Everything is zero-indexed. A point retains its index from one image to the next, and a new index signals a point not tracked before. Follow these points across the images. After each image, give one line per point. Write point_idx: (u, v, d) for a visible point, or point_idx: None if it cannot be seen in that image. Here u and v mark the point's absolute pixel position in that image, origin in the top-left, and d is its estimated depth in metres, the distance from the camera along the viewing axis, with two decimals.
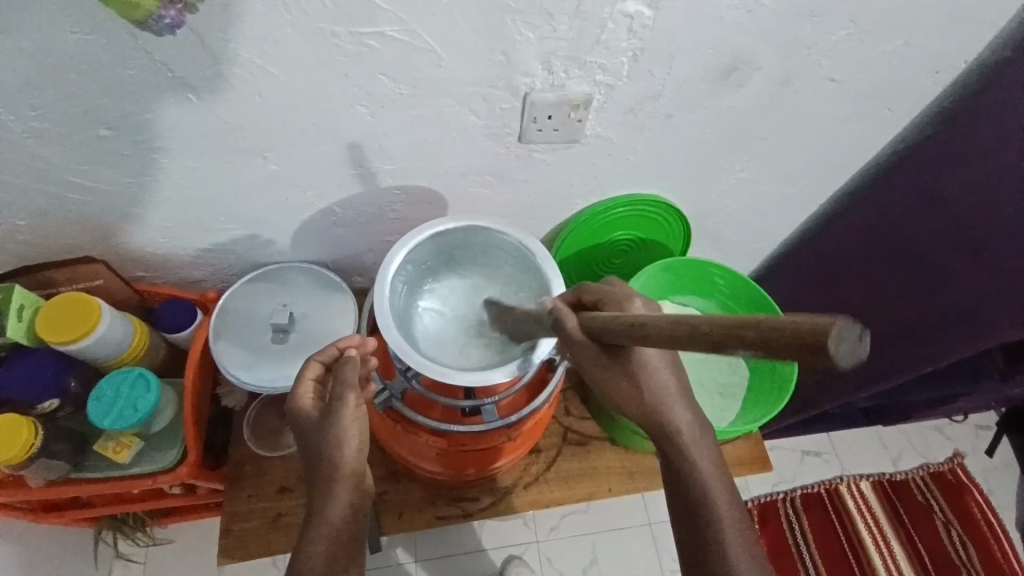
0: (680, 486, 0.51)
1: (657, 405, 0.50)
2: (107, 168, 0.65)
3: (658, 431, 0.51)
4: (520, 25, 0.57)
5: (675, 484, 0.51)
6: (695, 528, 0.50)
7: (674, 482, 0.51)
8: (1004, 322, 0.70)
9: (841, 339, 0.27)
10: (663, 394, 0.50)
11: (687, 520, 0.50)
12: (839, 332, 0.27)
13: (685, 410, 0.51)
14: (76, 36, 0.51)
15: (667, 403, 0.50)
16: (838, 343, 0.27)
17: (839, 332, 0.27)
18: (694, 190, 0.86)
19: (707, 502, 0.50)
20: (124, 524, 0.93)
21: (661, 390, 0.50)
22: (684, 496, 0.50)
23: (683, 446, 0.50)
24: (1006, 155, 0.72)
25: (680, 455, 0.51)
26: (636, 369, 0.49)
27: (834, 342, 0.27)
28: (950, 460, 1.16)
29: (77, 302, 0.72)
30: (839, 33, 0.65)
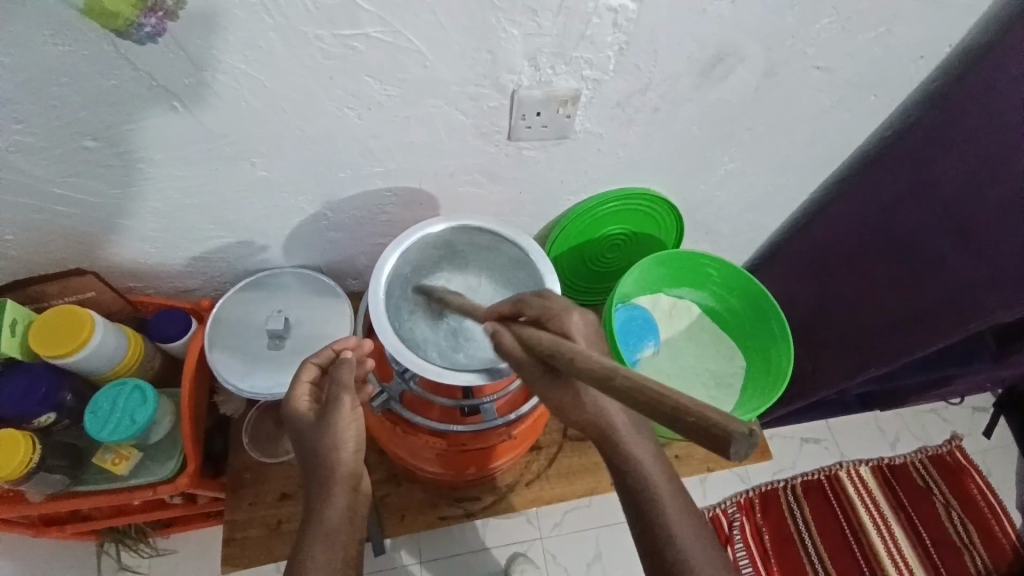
0: (630, 488, 0.51)
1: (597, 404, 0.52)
2: (94, 179, 0.64)
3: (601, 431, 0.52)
4: (504, 23, 0.57)
5: (623, 487, 0.52)
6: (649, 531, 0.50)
7: (621, 482, 0.52)
8: (994, 303, 0.70)
9: (736, 447, 0.29)
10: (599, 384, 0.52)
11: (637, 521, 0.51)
12: (737, 445, 0.29)
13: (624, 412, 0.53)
14: (59, 48, 0.50)
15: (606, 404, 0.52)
16: (735, 444, 0.29)
17: (739, 436, 0.29)
18: (684, 183, 0.87)
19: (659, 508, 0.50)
20: (126, 535, 0.92)
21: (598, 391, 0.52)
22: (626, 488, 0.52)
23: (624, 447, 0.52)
24: (990, 140, 0.71)
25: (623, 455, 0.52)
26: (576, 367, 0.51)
27: (733, 452, 0.29)
28: (948, 443, 1.16)
29: (70, 316, 0.72)
30: (823, 21, 0.65)
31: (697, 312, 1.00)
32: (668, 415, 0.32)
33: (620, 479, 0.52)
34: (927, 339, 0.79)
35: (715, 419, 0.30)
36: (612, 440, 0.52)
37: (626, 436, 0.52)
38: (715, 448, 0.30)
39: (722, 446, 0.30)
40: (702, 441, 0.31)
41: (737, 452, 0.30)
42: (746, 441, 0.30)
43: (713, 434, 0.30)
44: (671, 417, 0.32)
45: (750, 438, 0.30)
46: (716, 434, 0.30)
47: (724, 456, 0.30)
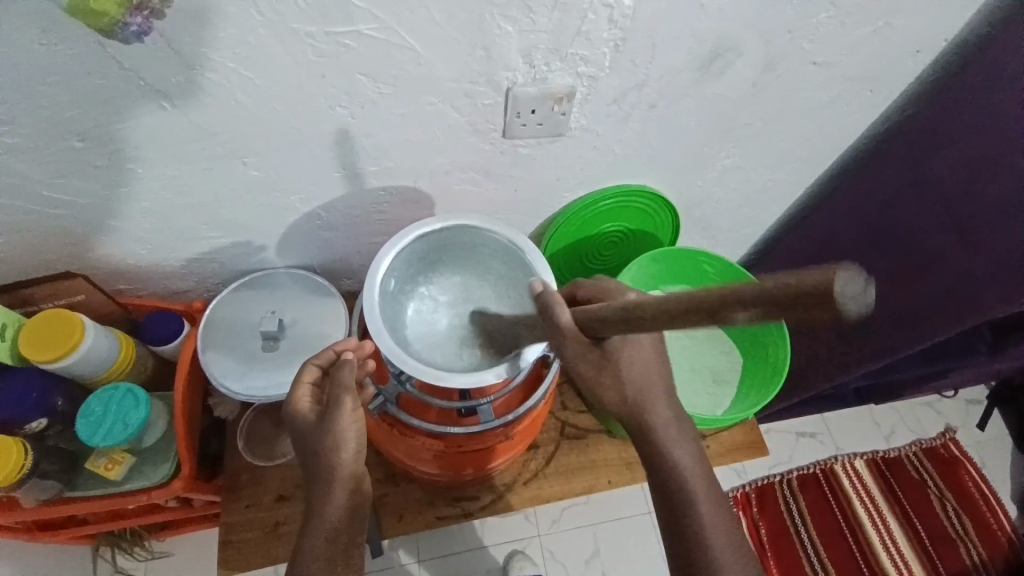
0: (666, 484, 0.56)
1: (640, 402, 0.55)
2: (82, 181, 0.63)
3: (639, 429, 0.56)
4: (499, 19, 0.56)
5: (657, 482, 0.57)
6: (680, 522, 0.55)
7: (657, 477, 0.57)
8: (995, 299, 0.70)
9: (846, 285, 0.29)
10: (642, 381, 0.55)
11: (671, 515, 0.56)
12: (844, 283, 0.30)
13: (665, 409, 0.57)
14: (45, 47, 0.49)
15: (649, 401, 0.56)
16: (845, 287, 0.29)
17: (846, 280, 0.30)
18: (681, 179, 0.86)
19: (691, 499, 0.56)
20: (121, 539, 0.91)
21: (640, 387, 0.55)
22: (662, 484, 0.57)
23: (660, 443, 0.56)
24: (992, 136, 0.71)
25: (660, 453, 0.56)
26: (627, 366, 0.54)
27: (842, 290, 0.29)
28: (942, 435, 1.17)
29: (60, 319, 0.71)
30: (820, 16, 0.64)
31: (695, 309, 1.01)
32: (773, 302, 0.32)
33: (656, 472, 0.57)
34: (930, 333, 0.79)
35: (815, 276, 0.30)
36: (648, 436, 0.56)
37: (663, 433, 0.56)
38: (825, 297, 0.30)
39: (828, 292, 0.29)
40: (808, 311, 0.31)
41: (848, 300, 0.29)
42: (853, 290, 0.30)
43: (822, 287, 0.30)
44: (768, 299, 0.32)
45: (859, 282, 0.30)
46: (819, 288, 0.30)
47: (838, 309, 0.30)
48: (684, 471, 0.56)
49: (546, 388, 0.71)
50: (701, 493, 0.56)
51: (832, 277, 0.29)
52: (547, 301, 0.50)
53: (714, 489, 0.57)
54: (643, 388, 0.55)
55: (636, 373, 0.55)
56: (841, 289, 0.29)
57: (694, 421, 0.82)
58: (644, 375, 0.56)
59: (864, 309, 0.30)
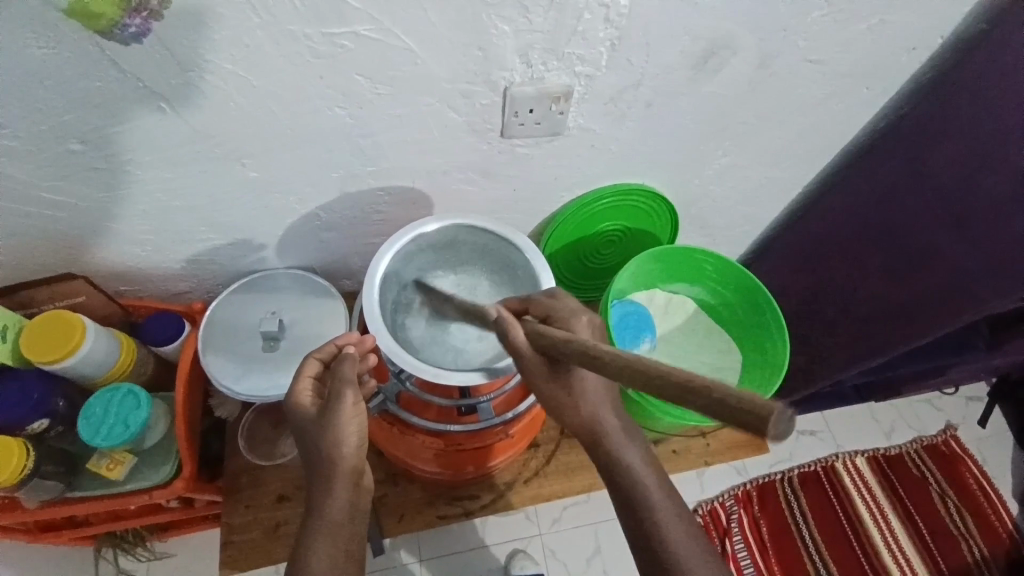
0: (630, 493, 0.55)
1: (594, 417, 0.56)
2: (81, 183, 0.63)
3: (595, 439, 0.56)
4: (495, 19, 0.56)
5: (616, 491, 0.56)
6: (642, 528, 0.55)
7: (616, 488, 0.56)
8: (986, 290, 0.71)
9: (779, 422, 0.29)
10: (593, 395, 0.55)
11: (634, 524, 0.55)
12: (778, 418, 0.29)
13: (616, 419, 0.57)
14: (43, 51, 0.49)
15: (599, 411, 0.56)
16: (777, 426, 0.29)
17: (778, 416, 0.29)
18: (679, 177, 0.86)
19: (650, 505, 0.55)
20: (123, 539, 0.91)
21: (593, 401, 0.55)
22: (623, 494, 0.56)
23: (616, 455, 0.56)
24: (987, 127, 0.71)
25: (618, 466, 0.56)
26: (579, 383, 0.54)
27: (773, 428, 0.29)
28: (943, 432, 1.17)
29: (60, 321, 0.71)
30: (815, 13, 0.64)
31: (691, 307, 1.01)
32: (715, 406, 0.31)
33: (617, 486, 0.56)
34: (924, 330, 0.80)
35: (753, 402, 0.29)
36: (605, 447, 0.56)
37: (616, 443, 0.56)
38: (755, 428, 0.29)
39: (761, 427, 0.29)
40: (739, 430, 0.30)
41: (777, 434, 0.29)
42: (784, 422, 0.29)
43: (756, 416, 0.29)
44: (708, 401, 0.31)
45: (788, 417, 0.29)
46: (754, 415, 0.29)
47: (763, 436, 0.29)
48: (641, 477, 0.56)
49: None
50: (661, 500, 0.55)
51: (767, 413, 0.28)
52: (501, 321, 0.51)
53: (672, 494, 0.56)
54: (595, 401, 0.56)
55: (587, 386, 0.55)
56: (771, 424, 0.29)
57: (692, 419, 0.82)
58: (594, 386, 0.56)
59: (787, 437, 0.30)
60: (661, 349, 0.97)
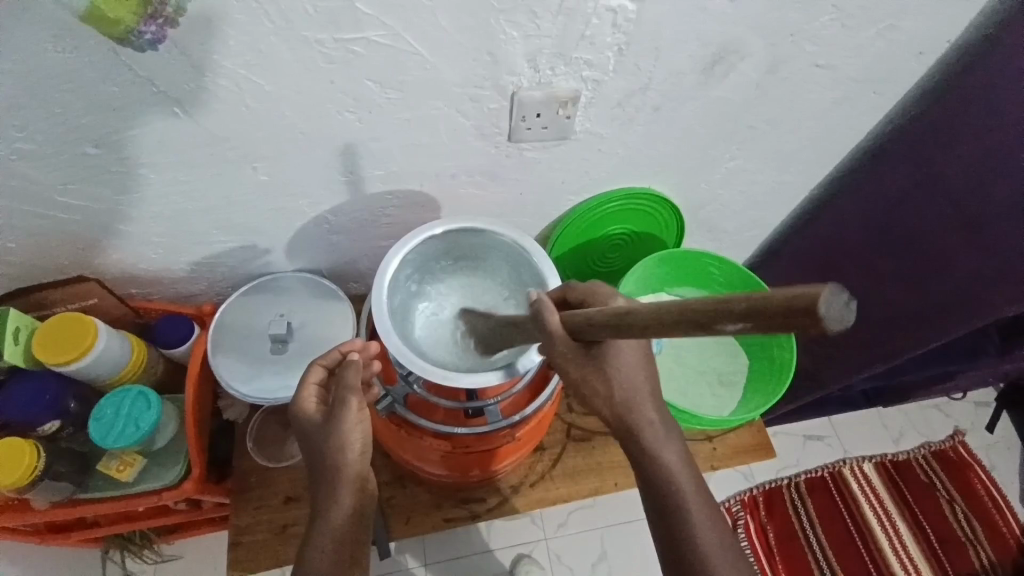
0: (653, 483, 0.57)
1: (627, 406, 0.56)
2: (95, 186, 0.64)
3: (628, 431, 0.57)
4: (504, 24, 0.57)
5: (647, 482, 0.57)
6: (669, 521, 0.56)
7: (647, 483, 0.57)
8: (1000, 298, 0.72)
9: (829, 302, 0.31)
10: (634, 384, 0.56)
11: (661, 519, 0.57)
12: (828, 299, 0.31)
13: (652, 411, 0.57)
14: (60, 55, 0.50)
15: (637, 403, 0.56)
16: (832, 313, 0.31)
17: (830, 297, 0.31)
18: (686, 182, 0.87)
19: (681, 502, 0.56)
20: (130, 542, 0.92)
21: (629, 384, 0.55)
22: (653, 488, 0.57)
23: (646, 446, 0.56)
24: (999, 136, 0.70)
25: (648, 458, 0.57)
26: (614, 364, 0.54)
27: (824, 307, 0.31)
28: (952, 438, 1.17)
29: (74, 322, 0.72)
30: (822, 19, 0.65)
31: None
32: (764, 312, 0.33)
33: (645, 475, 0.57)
34: (943, 327, 0.80)
35: (803, 292, 0.32)
36: (637, 442, 0.57)
37: (651, 438, 0.57)
38: (809, 318, 0.31)
39: (813, 310, 0.31)
40: (792, 326, 0.32)
41: (831, 316, 0.31)
42: (835, 305, 0.31)
43: (805, 303, 0.32)
44: (758, 307, 0.34)
45: (841, 300, 0.31)
46: (801, 307, 0.32)
47: (818, 324, 0.31)
48: (675, 472, 0.56)
49: (552, 388, 0.71)
50: (691, 494, 0.56)
51: (815, 296, 0.31)
52: (535, 305, 0.52)
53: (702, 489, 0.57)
54: (632, 390, 0.56)
55: (627, 373, 0.55)
56: (823, 307, 0.31)
57: (699, 422, 0.82)
58: (632, 378, 0.56)
59: (845, 324, 0.32)
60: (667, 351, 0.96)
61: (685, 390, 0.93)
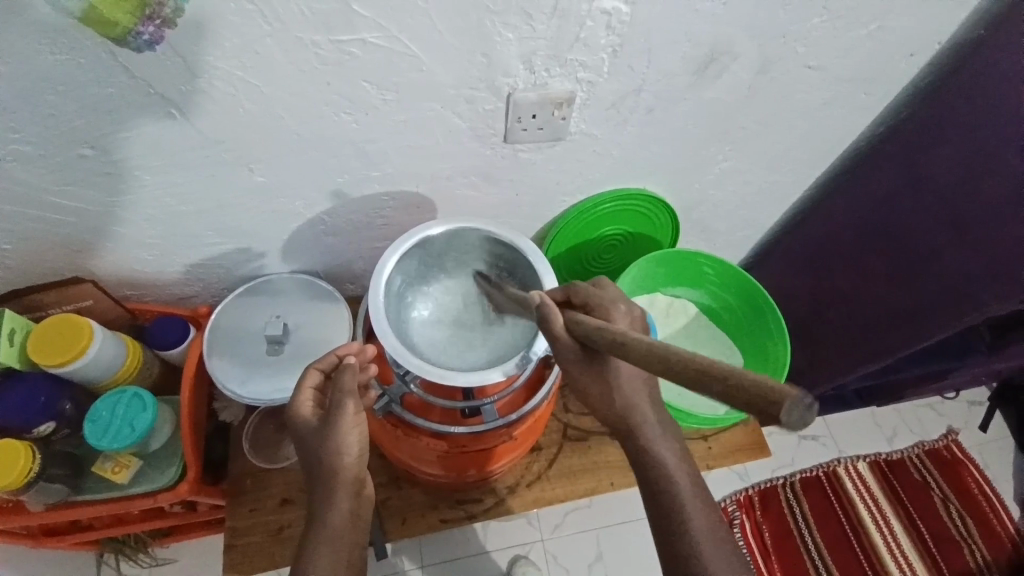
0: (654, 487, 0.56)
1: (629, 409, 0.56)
2: (90, 188, 0.64)
3: (629, 428, 0.56)
4: (499, 26, 0.58)
5: (644, 483, 0.56)
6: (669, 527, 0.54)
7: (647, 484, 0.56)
8: (989, 296, 0.72)
9: (792, 408, 0.29)
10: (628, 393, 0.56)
11: (660, 522, 0.55)
12: (789, 405, 0.29)
13: (654, 414, 0.57)
14: (55, 57, 0.50)
15: (638, 405, 0.56)
16: (791, 415, 0.29)
17: (794, 403, 0.29)
18: (679, 183, 0.87)
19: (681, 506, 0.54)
20: (125, 545, 0.92)
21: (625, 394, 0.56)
22: (651, 490, 0.56)
23: (645, 444, 0.56)
24: (987, 135, 0.71)
25: (648, 454, 0.56)
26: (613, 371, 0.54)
27: (784, 414, 0.29)
28: (945, 437, 1.18)
29: (69, 323, 0.72)
30: (813, 20, 0.66)
31: (694, 310, 1.01)
32: (733, 395, 0.32)
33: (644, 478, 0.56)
34: (932, 327, 0.80)
35: (768, 389, 0.30)
36: (636, 440, 0.56)
37: (649, 435, 0.56)
38: (771, 416, 0.30)
39: (776, 412, 0.30)
40: (756, 415, 0.31)
41: (790, 423, 0.30)
42: (798, 411, 0.30)
43: (770, 400, 0.30)
44: (727, 390, 0.32)
45: (804, 406, 0.30)
46: (767, 402, 0.30)
47: (779, 423, 0.30)
48: (671, 472, 0.55)
49: (548, 387, 0.72)
50: (692, 501, 0.55)
51: (779, 400, 0.29)
52: (543, 306, 0.53)
53: (700, 491, 0.55)
54: (632, 393, 0.56)
55: (624, 381, 0.55)
56: (785, 413, 0.29)
57: (694, 420, 0.82)
58: (632, 380, 0.56)
59: (804, 427, 0.30)
60: None
61: (681, 389, 0.94)
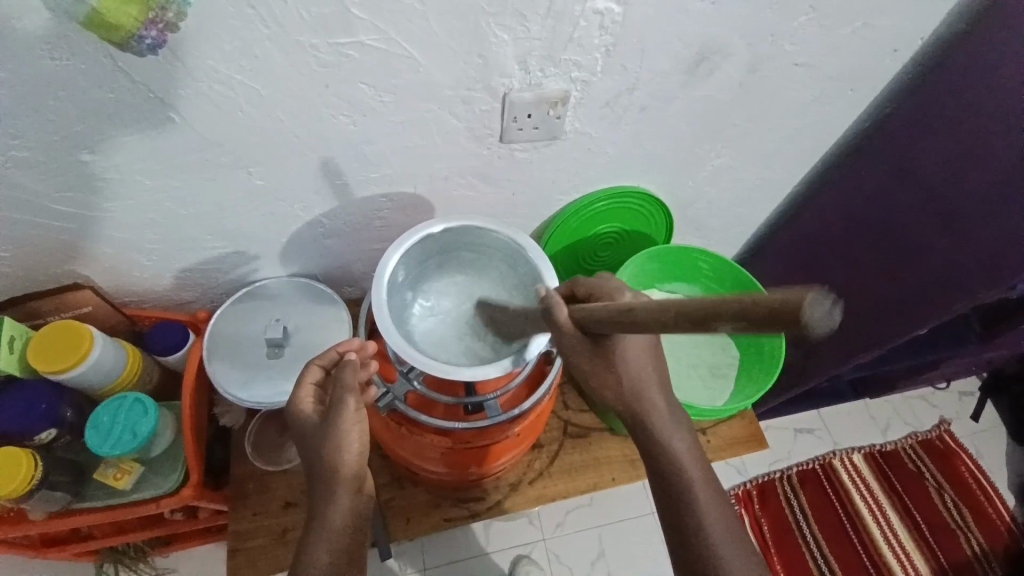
0: (667, 479, 0.58)
1: (636, 396, 0.56)
2: (90, 193, 0.65)
3: (637, 419, 0.57)
4: (495, 27, 0.59)
5: (658, 474, 0.58)
6: (680, 519, 0.57)
7: (659, 473, 0.58)
8: (983, 284, 0.73)
9: (814, 305, 0.31)
10: (637, 377, 0.56)
11: (672, 512, 0.57)
12: (813, 302, 0.31)
13: (660, 400, 0.58)
14: (56, 62, 0.51)
15: (644, 394, 0.57)
16: (813, 312, 0.31)
17: (814, 301, 0.31)
18: (673, 180, 0.89)
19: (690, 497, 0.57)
20: (125, 555, 0.90)
21: (631, 373, 0.56)
22: (666, 485, 0.58)
23: (656, 435, 0.57)
24: (972, 129, 0.74)
25: (659, 447, 0.57)
26: (621, 359, 0.55)
27: (809, 310, 0.31)
28: (938, 427, 1.19)
29: (68, 329, 0.72)
30: (800, 19, 0.67)
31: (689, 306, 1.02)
32: (754, 313, 0.33)
33: (657, 470, 0.58)
34: (923, 317, 0.82)
35: (786, 297, 0.32)
36: (645, 431, 0.58)
37: (660, 424, 0.57)
38: (796, 321, 0.32)
39: (798, 313, 0.31)
40: (783, 325, 0.32)
41: (817, 320, 0.31)
42: (820, 309, 0.31)
43: (791, 307, 0.32)
44: (746, 311, 0.34)
45: (823, 303, 0.31)
46: (788, 309, 0.32)
47: (804, 327, 0.32)
48: (682, 466, 0.57)
49: (550, 381, 0.72)
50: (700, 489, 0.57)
51: (799, 301, 0.31)
52: (548, 301, 0.53)
53: (710, 484, 0.58)
54: (639, 381, 0.56)
55: (632, 368, 0.56)
56: (808, 309, 0.31)
57: (693, 413, 0.83)
58: (639, 368, 0.56)
59: (831, 326, 0.32)
60: None
61: (679, 384, 0.95)
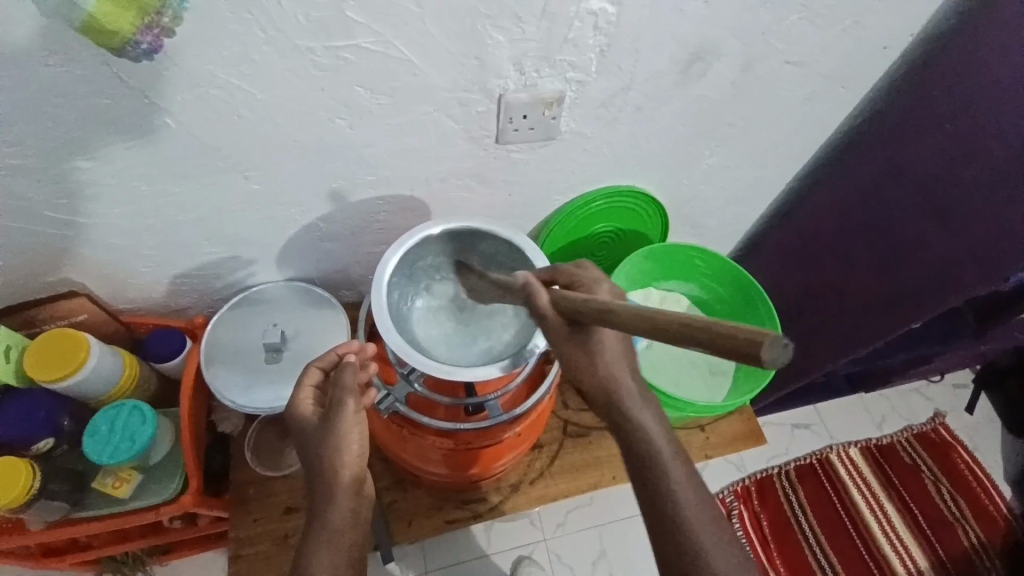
0: None
1: None
2: (86, 200, 0.64)
3: None
4: (491, 29, 0.59)
5: None
6: None
7: None
8: (974, 278, 0.74)
9: (772, 347, 0.33)
10: None
11: None
12: (771, 344, 0.33)
13: None
14: (53, 68, 0.51)
15: None
16: (770, 354, 0.33)
17: (773, 342, 0.33)
18: (668, 179, 0.89)
19: None
20: (124, 564, 0.91)
21: None
22: None
23: None
24: (960, 125, 0.75)
25: None
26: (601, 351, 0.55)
27: (767, 353, 0.33)
28: (933, 420, 1.20)
29: (64, 338, 0.71)
30: (792, 17, 0.68)
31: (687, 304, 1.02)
32: (716, 343, 0.35)
33: None
34: (916, 311, 0.82)
35: (748, 334, 0.34)
36: None
37: None
38: (753, 358, 0.33)
39: (756, 354, 0.33)
40: (741, 358, 0.34)
41: (772, 360, 0.33)
42: (777, 350, 0.33)
43: (752, 345, 0.33)
44: (711, 338, 0.35)
45: (781, 346, 0.33)
46: (749, 346, 0.33)
47: (759, 364, 0.33)
48: None
49: (550, 382, 0.72)
50: None
51: (760, 342, 0.33)
52: (529, 287, 0.55)
53: None
54: None
55: None
56: (766, 352, 0.33)
57: (694, 410, 0.83)
58: (619, 360, 0.57)
59: (781, 366, 0.33)
60: (657, 345, 0.98)
61: (678, 381, 0.95)
